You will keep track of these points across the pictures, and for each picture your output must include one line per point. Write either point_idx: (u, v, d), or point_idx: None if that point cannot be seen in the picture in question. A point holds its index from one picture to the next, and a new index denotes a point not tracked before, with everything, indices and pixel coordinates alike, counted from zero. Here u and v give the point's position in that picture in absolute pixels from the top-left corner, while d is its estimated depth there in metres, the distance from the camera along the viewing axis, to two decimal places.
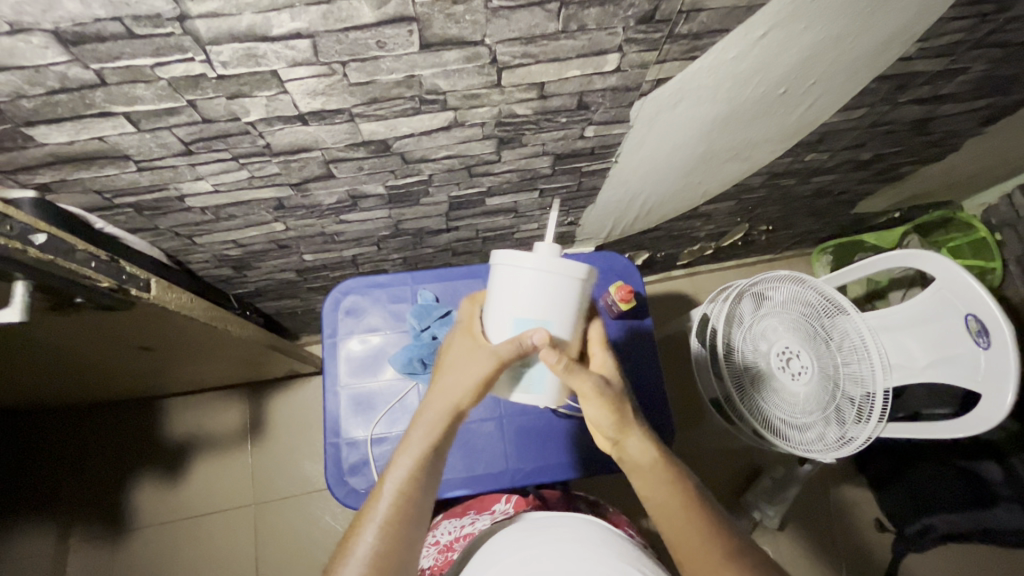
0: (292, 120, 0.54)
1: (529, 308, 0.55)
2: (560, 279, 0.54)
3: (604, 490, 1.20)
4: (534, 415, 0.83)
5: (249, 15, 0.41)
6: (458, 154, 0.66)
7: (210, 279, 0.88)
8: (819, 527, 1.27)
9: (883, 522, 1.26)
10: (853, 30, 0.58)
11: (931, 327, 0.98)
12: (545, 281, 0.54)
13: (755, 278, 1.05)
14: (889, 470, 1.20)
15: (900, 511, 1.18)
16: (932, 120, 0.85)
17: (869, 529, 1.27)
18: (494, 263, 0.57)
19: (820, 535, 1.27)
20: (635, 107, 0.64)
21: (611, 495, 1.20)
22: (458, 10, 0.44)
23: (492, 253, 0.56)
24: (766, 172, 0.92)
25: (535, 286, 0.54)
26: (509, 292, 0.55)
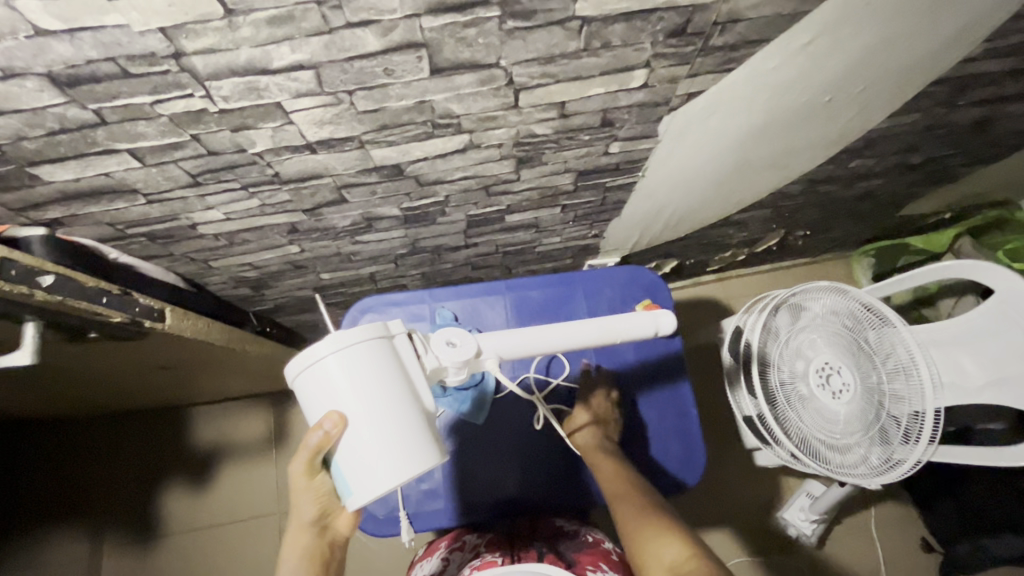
0: (300, 149, 0.52)
1: (319, 395, 0.49)
2: (352, 360, 0.48)
3: None
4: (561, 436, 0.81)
5: (248, 49, 0.38)
6: (475, 175, 0.63)
7: (228, 299, 0.87)
8: (858, 545, 1.22)
9: (929, 542, 1.22)
10: (908, 34, 0.52)
11: (990, 344, 0.91)
12: (339, 370, 0.48)
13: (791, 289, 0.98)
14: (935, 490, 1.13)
15: (949, 533, 1.11)
16: (994, 121, 0.78)
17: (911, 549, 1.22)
18: (293, 381, 0.51)
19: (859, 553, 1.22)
20: (663, 121, 0.59)
21: None
22: (470, 33, 0.41)
23: (285, 372, 0.51)
24: (806, 179, 0.86)
25: (331, 380, 0.48)
26: (302, 401, 0.51)
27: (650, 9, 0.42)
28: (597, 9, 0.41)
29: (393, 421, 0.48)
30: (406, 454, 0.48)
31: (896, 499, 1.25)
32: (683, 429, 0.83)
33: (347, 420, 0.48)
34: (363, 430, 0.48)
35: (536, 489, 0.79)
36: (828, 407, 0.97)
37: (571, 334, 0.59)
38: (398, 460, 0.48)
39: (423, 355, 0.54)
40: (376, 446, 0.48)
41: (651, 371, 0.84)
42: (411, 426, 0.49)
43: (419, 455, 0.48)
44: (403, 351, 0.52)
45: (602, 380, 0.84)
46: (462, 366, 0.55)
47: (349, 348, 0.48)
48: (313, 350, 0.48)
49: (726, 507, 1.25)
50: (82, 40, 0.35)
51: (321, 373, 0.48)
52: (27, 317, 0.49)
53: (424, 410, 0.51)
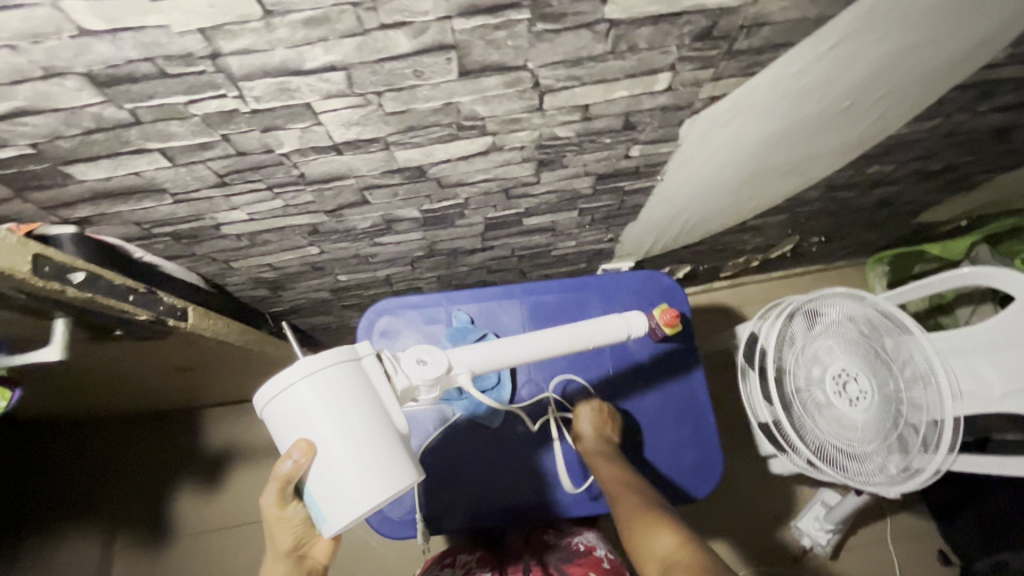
0: (327, 150, 0.52)
1: (288, 422, 0.49)
2: (318, 385, 0.48)
3: None
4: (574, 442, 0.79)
5: (282, 50, 0.39)
6: (496, 177, 0.64)
7: (246, 300, 0.88)
8: (873, 556, 1.21)
9: (947, 554, 1.20)
10: (933, 39, 0.52)
11: (1012, 352, 0.90)
12: (306, 396, 0.48)
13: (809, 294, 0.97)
14: (952, 500, 1.12)
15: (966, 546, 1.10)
16: (1015, 128, 0.77)
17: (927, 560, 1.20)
18: (262, 412, 0.51)
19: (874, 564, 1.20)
20: (684, 125, 0.60)
21: None
22: (499, 36, 0.41)
23: (255, 402, 0.51)
24: (823, 185, 0.85)
25: (299, 406, 0.48)
26: (272, 430, 0.51)
27: (678, 12, 0.43)
28: (625, 12, 0.42)
29: (365, 442, 0.48)
30: (381, 475, 0.48)
31: (913, 511, 1.23)
32: (699, 435, 0.82)
33: (320, 444, 0.48)
34: (336, 453, 0.48)
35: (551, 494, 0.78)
36: (846, 414, 0.96)
37: (539, 344, 0.60)
38: (371, 482, 0.48)
39: (393, 374, 0.53)
40: (349, 469, 0.48)
41: (667, 377, 0.84)
42: (385, 447, 0.49)
43: (394, 475, 0.49)
44: (372, 373, 0.52)
45: (618, 384, 0.83)
46: (433, 383, 0.55)
47: (318, 373, 0.48)
48: (283, 376, 0.48)
49: (739, 515, 1.24)
50: (123, 41, 0.36)
51: (291, 399, 0.48)
52: (57, 313, 0.49)
53: (396, 432, 0.51)
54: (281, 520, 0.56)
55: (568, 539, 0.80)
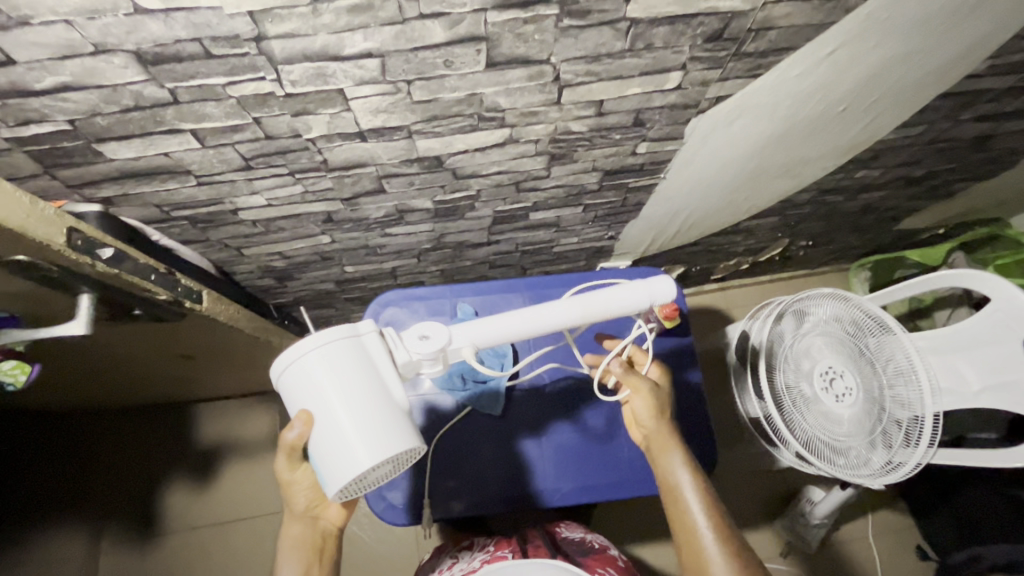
0: (352, 137, 0.54)
1: (298, 393, 0.50)
2: (326, 359, 0.49)
3: (637, 511, 1.17)
4: (574, 432, 0.80)
5: (324, 35, 0.41)
6: (509, 170, 0.66)
7: (252, 289, 0.89)
8: (855, 551, 1.25)
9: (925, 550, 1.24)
10: (923, 47, 0.56)
11: (986, 350, 0.95)
12: (314, 368, 0.49)
13: (801, 294, 1.00)
14: (931, 496, 1.16)
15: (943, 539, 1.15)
16: (992, 137, 0.82)
17: (906, 555, 1.25)
18: (276, 383, 0.52)
19: (856, 559, 1.25)
20: (690, 124, 0.63)
21: (642, 514, 1.17)
22: (528, 29, 0.44)
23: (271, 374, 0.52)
24: (815, 188, 0.90)
25: (307, 378, 0.50)
26: (284, 400, 0.53)
27: (693, 14, 0.46)
28: (645, 11, 0.45)
29: (367, 415, 0.49)
30: (377, 445, 0.48)
31: (894, 507, 1.28)
32: (696, 428, 0.85)
33: (326, 412, 0.49)
34: (342, 420, 0.49)
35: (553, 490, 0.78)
36: (832, 409, 1.00)
37: (548, 319, 0.57)
38: (374, 448, 0.48)
39: (395, 349, 0.53)
40: (353, 436, 0.49)
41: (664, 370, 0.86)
42: (383, 419, 0.49)
43: (387, 447, 0.49)
44: (374, 350, 0.52)
45: None
46: (434, 358, 0.55)
47: (329, 345, 0.50)
48: (296, 347, 0.50)
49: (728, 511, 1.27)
50: (175, 21, 0.38)
51: (301, 370, 0.50)
52: (83, 289, 0.50)
53: (396, 405, 0.51)
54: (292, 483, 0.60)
55: (580, 536, 0.81)
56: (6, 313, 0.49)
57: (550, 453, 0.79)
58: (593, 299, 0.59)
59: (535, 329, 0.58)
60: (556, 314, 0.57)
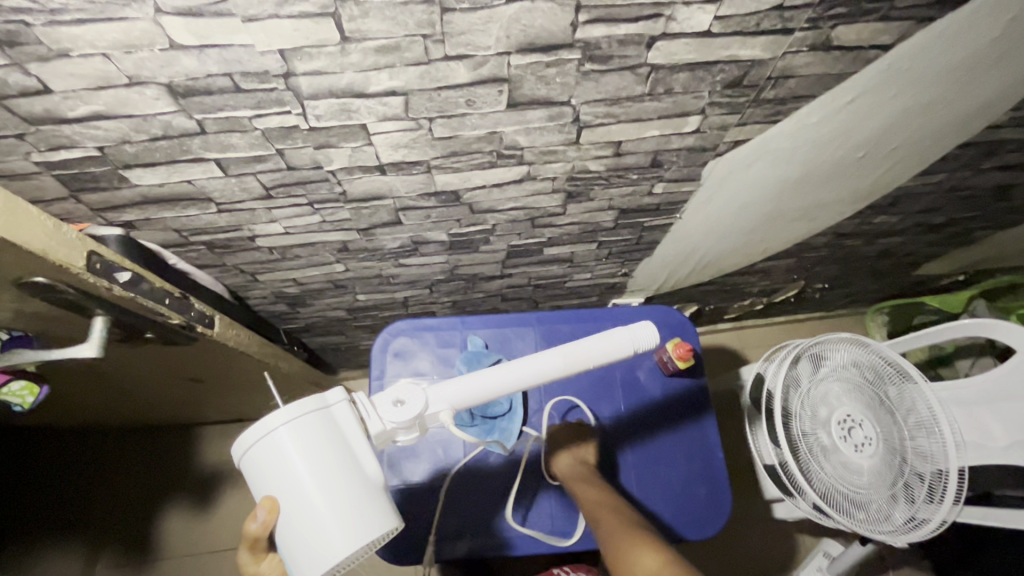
0: (372, 170, 0.55)
1: (262, 474, 0.48)
2: (290, 437, 0.47)
3: None
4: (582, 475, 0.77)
5: (351, 73, 0.42)
6: (525, 206, 0.66)
7: (263, 314, 0.89)
8: None
9: None
10: (944, 98, 0.56)
11: (1014, 403, 0.92)
12: (278, 447, 0.47)
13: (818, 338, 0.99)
14: (957, 557, 1.10)
15: None
16: (1014, 186, 0.81)
17: None
18: (238, 463, 0.50)
19: None
20: (707, 166, 0.63)
21: None
22: (550, 72, 0.45)
23: (232, 452, 0.50)
24: (832, 231, 0.89)
25: (270, 459, 0.47)
26: (247, 480, 0.49)
27: (713, 61, 0.46)
28: (666, 58, 0.45)
29: (338, 495, 0.47)
30: (355, 527, 0.47)
31: (915, 567, 1.22)
32: (709, 472, 0.82)
33: (301, 493, 0.47)
34: (313, 503, 0.47)
35: (560, 535, 0.75)
36: (851, 459, 0.97)
37: (524, 374, 0.55)
38: (354, 529, 0.47)
39: (367, 418, 0.52)
40: (326, 521, 0.46)
41: (676, 412, 0.84)
42: (356, 499, 0.48)
43: (362, 529, 0.47)
44: (341, 420, 0.50)
45: (628, 417, 0.83)
46: (410, 425, 0.53)
47: (301, 420, 0.48)
48: (265, 422, 0.47)
49: (739, 563, 1.22)
50: (208, 56, 0.39)
51: (272, 447, 0.47)
52: (97, 311, 0.51)
53: (369, 480, 0.49)
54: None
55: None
56: (19, 332, 0.50)
57: (558, 495, 0.77)
58: (566, 349, 0.56)
59: (514, 385, 0.55)
60: (536, 366, 0.55)
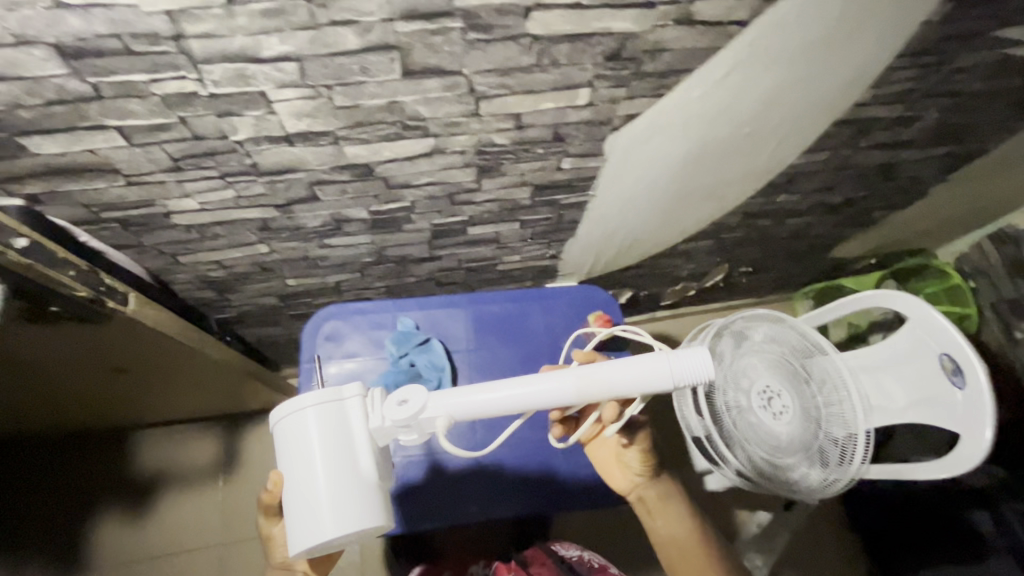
0: (279, 140, 0.57)
1: (285, 442, 0.57)
2: (311, 419, 0.56)
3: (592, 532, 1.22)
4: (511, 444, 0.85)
5: (241, 37, 0.44)
6: (440, 181, 0.69)
7: (192, 301, 0.89)
8: None
9: None
10: (809, 74, 0.63)
11: (910, 367, 0.99)
12: (301, 424, 0.56)
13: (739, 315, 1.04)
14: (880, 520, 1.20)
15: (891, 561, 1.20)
16: (896, 165, 0.89)
17: None
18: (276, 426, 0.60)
19: None
20: (607, 141, 0.68)
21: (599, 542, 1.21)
22: (436, 40, 0.48)
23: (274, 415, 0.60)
24: (741, 210, 0.95)
25: (292, 432, 0.56)
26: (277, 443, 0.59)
27: (589, 33, 0.51)
28: (544, 28, 0.49)
29: (335, 482, 0.55)
30: (344, 516, 0.55)
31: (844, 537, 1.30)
32: None
33: (308, 471, 0.55)
34: (316, 482, 0.55)
35: (536, 496, 0.84)
36: (770, 427, 1.03)
37: (542, 393, 0.54)
38: (342, 517, 0.55)
39: (371, 415, 0.56)
40: (322, 501, 0.55)
41: None
42: (351, 491, 0.55)
43: (349, 519, 0.55)
44: (353, 413, 0.57)
45: None
46: (405, 425, 0.55)
47: (323, 405, 0.56)
48: (297, 400, 0.56)
49: None
50: (93, 16, 0.41)
51: (297, 422, 0.56)
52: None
53: (365, 477, 0.56)
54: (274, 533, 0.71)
55: (579, 556, 0.91)
56: None
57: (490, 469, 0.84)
58: (586, 370, 0.55)
59: (530, 402, 0.55)
60: (553, 384, 0.54)
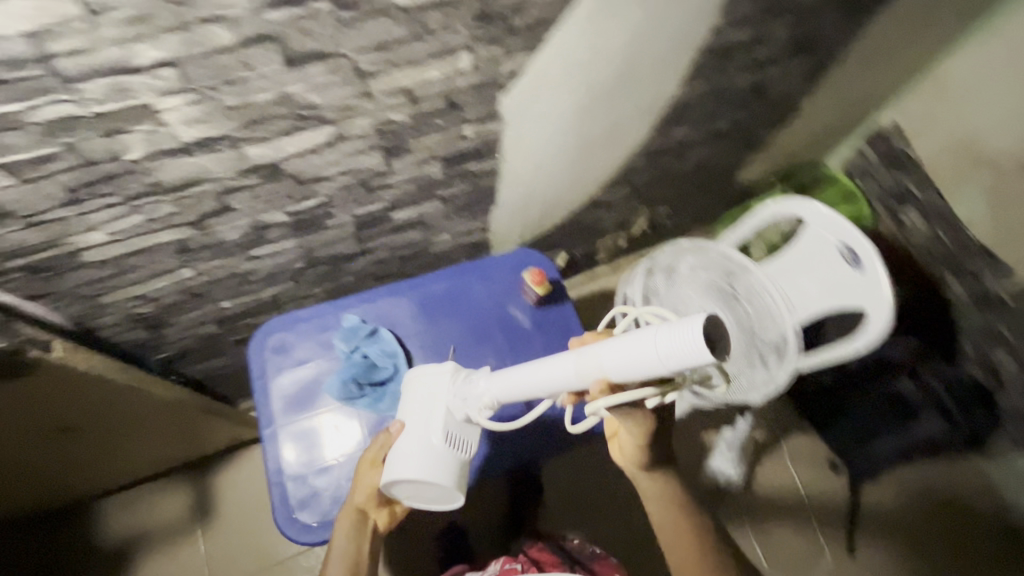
0: (175, 152, 0.57)
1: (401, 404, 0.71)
2: (420, 384, 0.69)
3: (587, 483, 1.30)
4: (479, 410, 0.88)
5: (110, 49, 0.45)
6: (350, 169, 0.71)
7: (125, 346, 0.86)
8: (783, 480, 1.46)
9: (835, 462, 1.47)
10: (664, 7, 0.69)
11: (817, 263, 1.11)
12: (412, 388, 0.70)
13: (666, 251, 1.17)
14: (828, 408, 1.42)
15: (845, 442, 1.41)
16: (766, 84, 0.99)
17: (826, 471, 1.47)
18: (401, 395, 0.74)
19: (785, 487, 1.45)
20: (500, 102, 0.72)
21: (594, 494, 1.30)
22: (308, 24, 0.50)
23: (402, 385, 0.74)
24: (643, 150, 1.02)
25: (406, 395, 0.70)
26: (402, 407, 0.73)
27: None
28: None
29: (417, 437, 0.66)
30: (415, 464, 0.64)
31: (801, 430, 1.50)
32: None
33: (407, 423, 0.68)
34: (405, 434, 0.67)
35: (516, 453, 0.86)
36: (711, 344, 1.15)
37: (546, 375, 0.57)
38: (416, 466, 0.64)
39: (455, 387, 0.66)
40: (403, 449, 0.66)
41: (554, 334, 0.94)
42: (424, 446, 0.65)
43: (416, 467, 0.64)
44: (444, 381, 0.67)
45: (511, 352, 0.93)
46: (473, 404, 0.64)
47: (432, 373, 0.69)
48: (416, 370, 0.71)
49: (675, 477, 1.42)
50: None
51: (413, 384, 0.70)
52: None
53: (436, 438, 0.65)
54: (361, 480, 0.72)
55: (578, 542, 0.96)
56: None
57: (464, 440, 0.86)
58: (593, 350, 0.54)
59: (534, 384, 0.58)
60: (560, 369, 0.56)
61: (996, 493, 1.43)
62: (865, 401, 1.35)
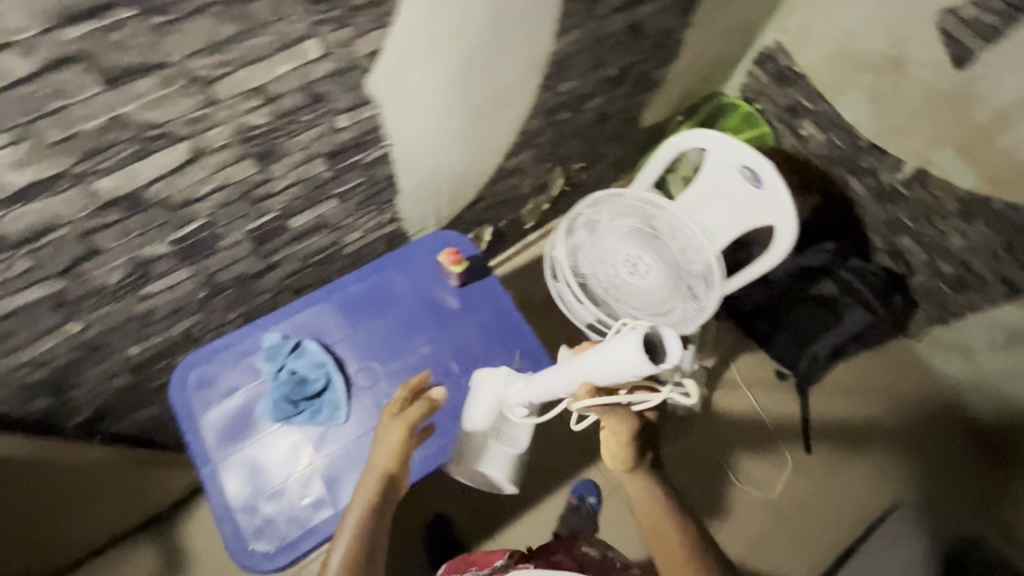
0: (10, 201, 0.52)
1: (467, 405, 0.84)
2: (479, 386, 0.81)
3: (556, 444, 1.34)
4: None
5: None
6: (224, 183, 0.67)
7: (30, 418, 0.80)
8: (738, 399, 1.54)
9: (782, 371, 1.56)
10: None
11: (724, 188, 1.15)
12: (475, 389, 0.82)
13: (582, 205, 1.18)
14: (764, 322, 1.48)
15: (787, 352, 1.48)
16: (642, 23, 0.99)
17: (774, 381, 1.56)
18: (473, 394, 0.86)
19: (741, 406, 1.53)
20: (368, 85, 0.69)
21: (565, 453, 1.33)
22: (118, 36, 0.46)
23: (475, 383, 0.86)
24: (538, 110, 1.02)
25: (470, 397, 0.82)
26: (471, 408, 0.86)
27: None
28: None
29: (470, 435, 0.79)
30: (467, 457, 0.79)
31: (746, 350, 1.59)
32: (526, 346, 0.92)
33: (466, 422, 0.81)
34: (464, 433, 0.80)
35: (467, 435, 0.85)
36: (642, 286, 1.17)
37: (545, 380, 0.69)
38: (472, 459, 0.79)
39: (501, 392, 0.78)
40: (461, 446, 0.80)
41: (484, 310, 0.93)
42: (476, 444, 0.78)
43: (467, 462, 0.79)
44: (490, 384, 0.79)
45: (445, 336, 0.91)
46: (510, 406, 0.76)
47: (486, 377, 0.81)
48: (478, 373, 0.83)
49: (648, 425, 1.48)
50: None
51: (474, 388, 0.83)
52: None
53: (484, 436, 0.78)
54: (387, 438, 0.70)
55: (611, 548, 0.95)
56: None
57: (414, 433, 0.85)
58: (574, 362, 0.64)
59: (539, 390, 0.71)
60: (552, 377, 0.69)
61: (925, 368, 1.56)
62: (797, 309, 1.43)
